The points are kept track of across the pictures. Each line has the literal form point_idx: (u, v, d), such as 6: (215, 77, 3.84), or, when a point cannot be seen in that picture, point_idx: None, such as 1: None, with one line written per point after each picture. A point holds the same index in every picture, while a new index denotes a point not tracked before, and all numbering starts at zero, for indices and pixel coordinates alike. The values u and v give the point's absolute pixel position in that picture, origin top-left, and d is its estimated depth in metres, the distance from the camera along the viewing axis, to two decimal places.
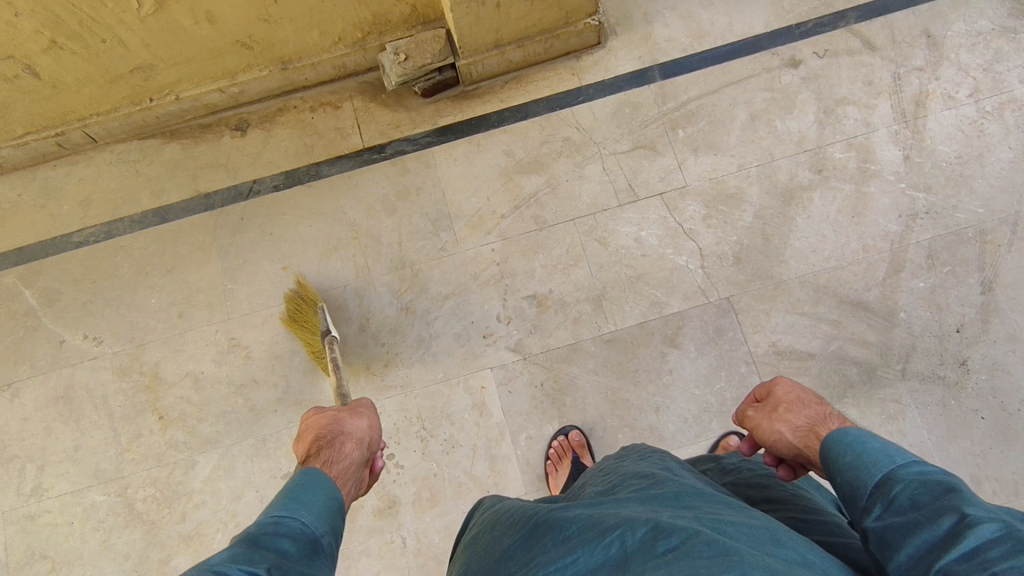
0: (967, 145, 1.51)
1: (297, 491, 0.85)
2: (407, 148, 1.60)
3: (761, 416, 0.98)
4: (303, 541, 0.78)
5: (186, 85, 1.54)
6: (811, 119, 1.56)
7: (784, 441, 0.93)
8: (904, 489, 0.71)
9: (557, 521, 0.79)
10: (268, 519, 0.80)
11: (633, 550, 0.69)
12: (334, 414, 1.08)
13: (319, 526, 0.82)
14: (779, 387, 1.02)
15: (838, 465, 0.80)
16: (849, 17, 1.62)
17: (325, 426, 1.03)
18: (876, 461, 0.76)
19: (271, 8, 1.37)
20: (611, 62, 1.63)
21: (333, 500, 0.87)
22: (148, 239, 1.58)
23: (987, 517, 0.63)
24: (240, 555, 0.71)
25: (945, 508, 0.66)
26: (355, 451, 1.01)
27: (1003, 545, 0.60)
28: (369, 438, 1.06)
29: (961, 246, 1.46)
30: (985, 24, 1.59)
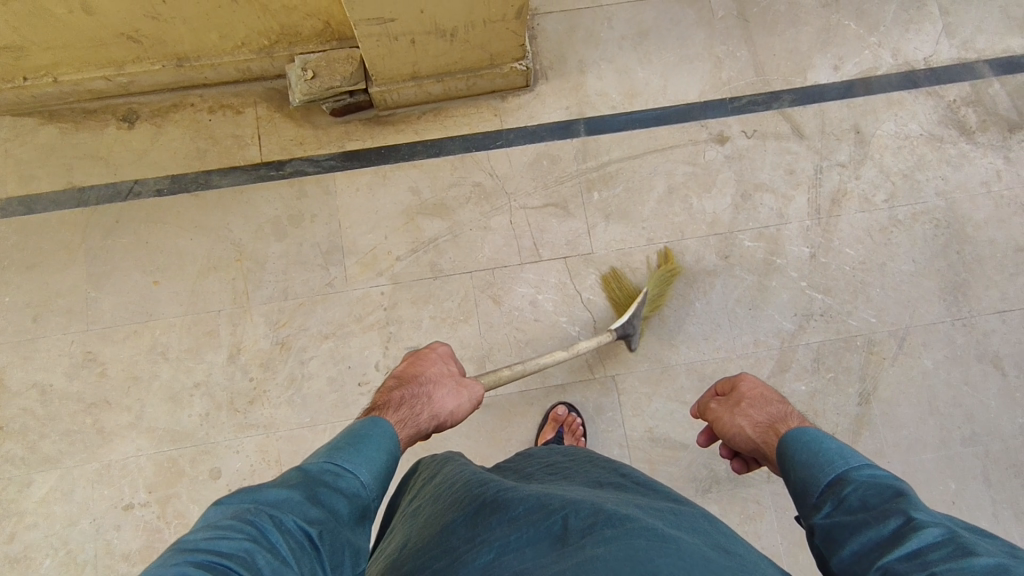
0: (874, 251, 1.51)
1: (362, 437, 0.84)
2: (308, 170, 1.50)
3: (724, 409, 1.01)
4: (354, 505, 0.76)
5: (65, 69, 1.39)
6: (727, 201, 1.53)
7: (742, 434, 0.96)
8: (855, 490, 0.75)
9: (505, 501, 0.77)
10: (331, 464, 0.78)
11: (574, 526, 0.70)
12: (439, 373, 1.09)
13: (372, 489, 0.79)
14: (744, 382, 1.03)
15: (793, 463, 0.83)
16: (783, 99, 1.57)
17: (418, 377, 1.06)
18: (831, 462, 0.79)
19: (158, 7, 1.24)
20: (537, 107, 1.55)
21: (389, 460, 0.84)
22: (11, 229, 1.45)
23: (931, 522, 0.66)
24: (294, 505, 0.70)
25: (893, 511, 0.69)
26: (428, 422, 1.00)
27: (944, 548, 0.63)
28: (450, 418, 1.05)
29: (848, 353, 1.46)
30: (915, 128, 1.57)
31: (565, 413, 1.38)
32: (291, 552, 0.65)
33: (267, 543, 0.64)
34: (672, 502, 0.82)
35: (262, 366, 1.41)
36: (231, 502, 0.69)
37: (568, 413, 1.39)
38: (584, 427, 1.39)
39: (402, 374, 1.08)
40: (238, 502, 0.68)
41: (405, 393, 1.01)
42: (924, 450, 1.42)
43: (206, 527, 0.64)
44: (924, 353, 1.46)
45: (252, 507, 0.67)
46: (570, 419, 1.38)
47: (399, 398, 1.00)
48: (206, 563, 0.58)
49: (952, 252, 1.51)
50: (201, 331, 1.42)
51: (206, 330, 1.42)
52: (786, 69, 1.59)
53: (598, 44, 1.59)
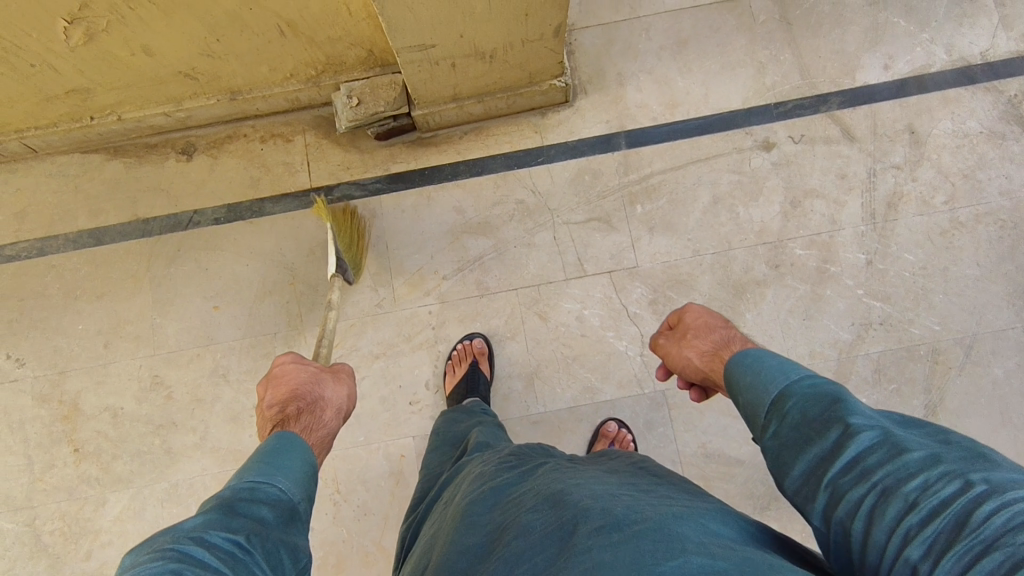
0: (934, 256, 1.45)
1: (272, 455, 0.93)
2: (355, 194, 1.54)
3: (672, 343, 1.10)
4: (280, 509, 0.86)
5: (129, 107, 1.47)
6: (776, 209, 1.49)
7: (691, 365, 1.05)
8: (795, 405, 0.78)
9: (520, 522, 0.80)
10: (247, 484, 0.87)
11: (582, 529, 0.73)
12: (315, 371, 1.14)
13: (295, 491, 0.90)
14: (688, 313, 1.12)
15: (743, 389, 0.88)
16: (832, 101, 1.53)
17: (303, 387, 1.09)
18: (774, 381, 0.83)
19: (213, 45, 1.30)
20: (578, 122, 1.56)
21: (307, 466, 0.95)
22: (81, 261, 1.54)
23: (867, 427, 0.69)
24: (213, 525, 0.77)
25: (833, 421, 0.72)
26: (333, 420, 1.09)
27: (880, 450, 0.66)
28: (346, 403, 1.15)
29: (910, 363, 1.41)
30: (974, 125, 1.50)
31: (616, 429, 1.37)
32: (218, 560, 0.72)
33: (194, 555, 0.71)
34: (689, 496, 0.84)
35: None
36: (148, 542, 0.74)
37: (620, 429, 1.38)
38: (635, 443, 1.39)
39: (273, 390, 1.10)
40: (156, 538, 0.74)
41: (301, 406, 1.06)
42: None
43: (129, 567, 0.69)
44: (993, 361, 1.40)
45: (171, 537, 0.74)
46: (621, 436, 1.37)
47: (297, 413, 1.04)
48: None
49: (1020, 254, 1.44)
50: (259, 354, 1.47)
51: (263, 353, 1.47)
52: (834, 70, 1.55)
53: (637, 56, 1.58)
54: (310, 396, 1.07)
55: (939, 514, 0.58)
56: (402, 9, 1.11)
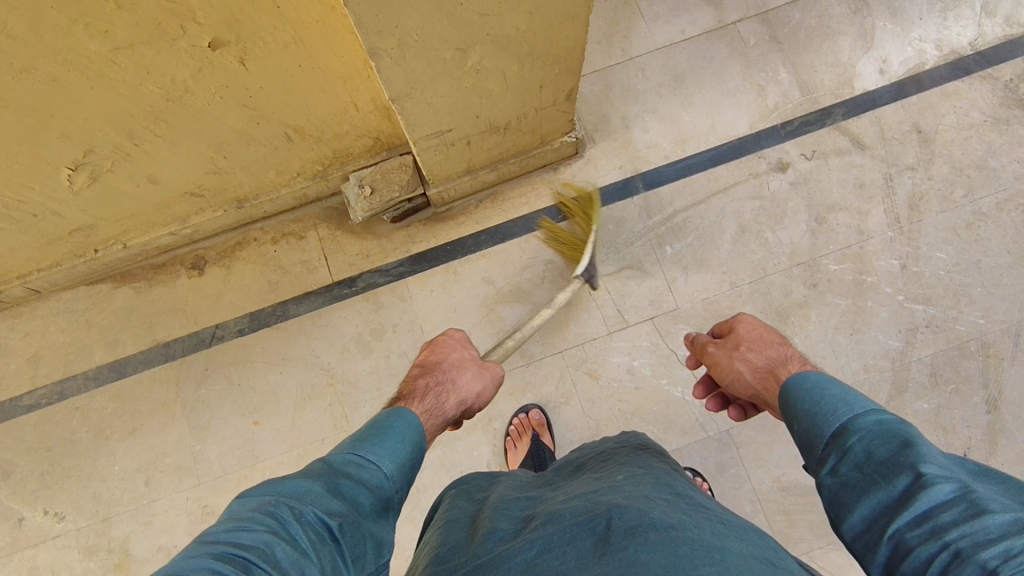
0: (965, 250, 1.47)
1: (387, 425, 0.89)
2: (379, 280, 1.51)
3: (723, 354, 1.03)
4: (376, 495, 0.79)
5: (134, 233, 1.41)
6: (803, 229, 1.50)
7: (740, 379, 0.99)
8: (859, 439, 0.74)
9: (552, 512, 0.80)
10: (354, 456, 0.82)
11: (617, 526, 0.72)
12: (461, 357, 1.15)
13: (395, 479, 0.83)
14: (742, 324, 1.07)
15: (796, 413, 0.83)
16: (835, 113, 1.55)
17: (440, 369, 1.09)
18: (834, 410, 0.78)
19: (220, 161, 1.26)
20: (591, 172, 1.55)
21: (414, 449, 0.89)
22: (106, 397, 1.47)
23: (941, 477, 0.65)
24: (315, 499, 0.73)
25: (903, 467, 0.67)
26: (455, 407, 1.05)
27: (957, 507, 0.62)
28: (475, 400, 1.11)
29: (963, 361, 1.42)
30: (977, 115, 1.53)
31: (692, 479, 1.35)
32: (306, 542, 0.66)
33: (286, 528, 0.66)
34: (723, 508, 0.82)
35: None
36: (254, 494, 0.72)
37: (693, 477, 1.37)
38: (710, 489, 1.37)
39: (425, 364, 1.13)
40: (259, 494, 0.72)
41: (430, 380, 1.07)
42: None
43: (229, 520, 0.68)
44: None
45: (273, 500, 0.71)
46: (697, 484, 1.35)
47: (425, 387, 1.05)
48: (222, 555, 0.61)
49: None
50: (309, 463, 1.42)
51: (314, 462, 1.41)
52: (831, 82, 1.57)
53: (637, 97, 1.58)
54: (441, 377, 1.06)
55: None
56: (421, 105, 1.08)
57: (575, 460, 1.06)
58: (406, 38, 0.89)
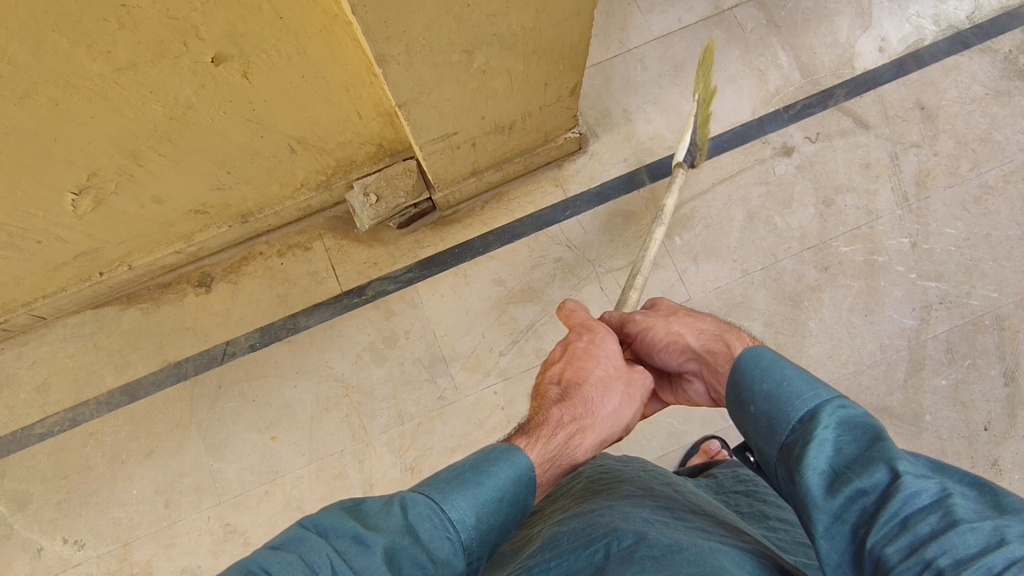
0: (974, 224, 1.46)
1: (484, 470, 0.70)
2: (389, 287, 1.50)
3: (657, 318, 0.95)
4: (448, 575, 0.62)
5: (139, 254, 1.40)
6: (811, 212, 1.49)
7: (681, 342, 0.91)
8: (826, 430, 0.63)
9: (550, 536, 0.82)
10: (435, 508, 0.65)
11: (614, 553, 0.72)
12: (607, 375, 0.90)
13: (472, 551, 0.66)
14: (663, 303, 1.01)
15: (755, 395, 0.73)
16: (837, 94, 1.54)
17: (572, 392, 0.87)
18: (797, 395, 0.69)
19: (224, 178, 1.24)
20: (596, 166, 1.54)
21: (508, 510, 0.70)
22: (119, 421, 1.45)
23: (916, 477, 0.56)
24: (362, 567, 0.58)
25: (875, 463, 0.57)
26: (593, 447, 0.83)
27: (933, 515, 0.53)
28: (619, 433, 0.88)
29: (979, 335, 1.41)
30: (979, 88, 1.53)
31: (717, 448, 1.36)
32: None
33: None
34: (718, 526, 0.81)
35: None
36: (307, 530, 0.62)
37: (720, 450, 1.37)
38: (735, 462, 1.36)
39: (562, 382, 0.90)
40: (308, 537, 0.61)
41: (566, 413, 0.84)
42: None
43: (274, 558, 0.58)
44: None
45: (323, 555, 0.59)
46: (722, 455, 1.35)
47: (557, 421, 0.82)
48: None
49: None
50: (329, 476, 1.40)
51: (334, 474, 1.40)
52: (831, 63, 1.56)
53: (637, 89, 1.57)
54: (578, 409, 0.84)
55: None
56: (428, 109, 1.07)
57: (575, 475, 1.04)
58: (413, 43, 0.88)
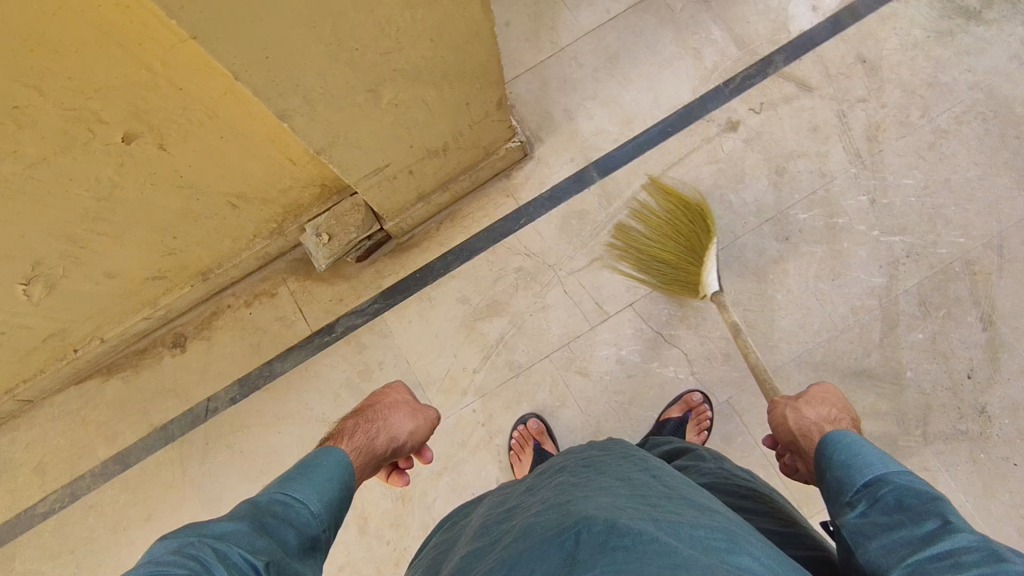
0: (932, 171, 1.44)
1: (308, 466, 0.90)
2: (357, 321, 1.51)
3: (786, 402, 1.10)
4: (303, 533, 0.80)
5: (108, 326, 1.42)
6: (765, 184, 1.48)
7: (786, 424, 1.05)
8: (888, 491, 0.77)
9: (523, 527, 0.80)
10: (282, 496, 0.83)
11: (585, 540, 0.70)
12: (396, 400, 1.20)
13: (323, 519, 0.84)
14: (818, 389, 1.14)
15: (830, 464, 0.86)
16: (776, 61, 1.52)
17: (372, 402, 1.18)
18: (867, 463, 0.82)
19: (171, 242, 1.26)
20: (544, 171, 1.53)
21: (343, 490, 0.90)
22: (116, 490, 1.48)
23: (966, 528, 0.69)
24: (242, 537, 0.72)
25: (930, 514, 0.71)
26: (387, 443, 1.07)
27: (978, 551, 0.65)
28: (410, 438, 1.13)
29: (951, 283, 1.39)
30: (919, 32, 1.50)
31: (700, 400, 1.38)
32: None
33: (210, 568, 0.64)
34: (694, 511, 0.81)
35: (394, 526, 1.41)
36: (175, 538, 0.69)
37: (702, 401, 1.38)
38: (711, 423, 1.39)
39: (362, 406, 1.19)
40: (182, 536, 0.69)
41: (361, 419, 1.11)
42: None
43: (147, 563, 0.64)
44: None
45: (200, 540, 0.69)
46: (701, 408, 1.38)
47: (354, 425, 1.08)
48: None
49: (1012, 140, 1.44)
50: None
51: None
52: (766, 31, 1.54)
53: (575, 86, 1.56)
54: (375, 413, 1.12)
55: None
56: (349, 149, 1.07)
57: (553, 467, 1.05)
58: (310, 93, 0.88)
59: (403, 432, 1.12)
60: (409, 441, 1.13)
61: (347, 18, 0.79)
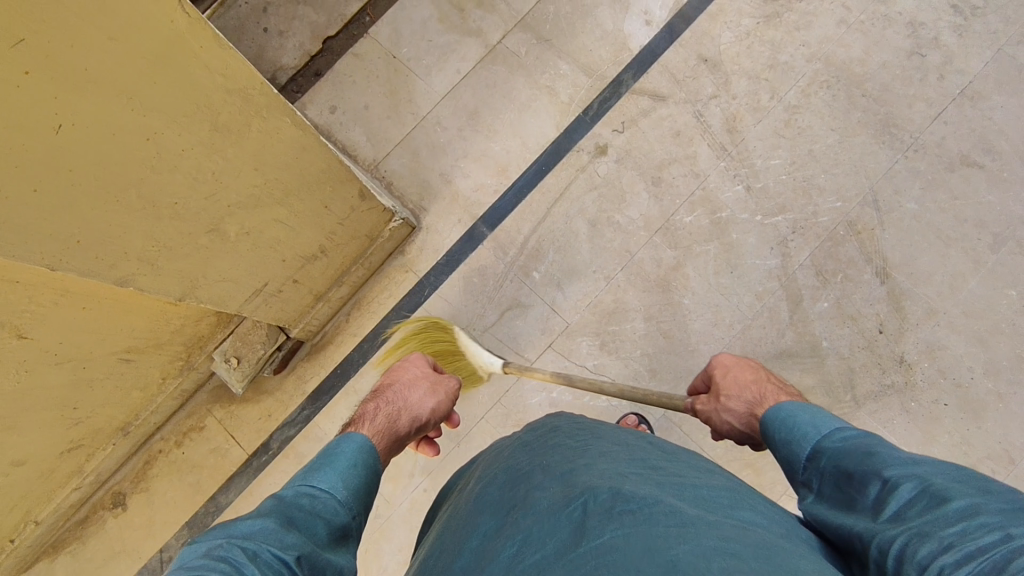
0: (794, 147, 1.50)
1: (333, 452, 0.84)
2: (291, 432, 1.50)
3: (709, 405, 1.04)
4: (335, 523, 0.74)
5: (39, 507, 1.39)
6: (645, 198, 1.51)
7: (733, 429, 0.99)
8: (829, 460, 0.74)
9: (528, 499, 0.79)
10: (307, 487, 0.77)
11: (592, 511, 0.70)
12: (414, 378, 1.16)
13: (352, 506, 0.78)
14: (720, 368, 1.08)
15: (777, 442, 0.84)
16: (626, 80, 1.58)
17: (390, 381, 1.15)
18: (806, 434, 0.79)
19: (74, 412, 1.24)
20: (436, 238, 1.56)
21: (369, 473, 0.85)
22: None
23: (903, 474, 0.63)
24: (271, 534, 0.65)
25: (867, 473, 0.67)
26: (408, 424, 1.03)
27: (918, 501, 0.60)
28: (431, 416, 1.10)
29: (840, 247, 1.44)
30: (749, 20, 1.57)
31: (635, 420, 1.38)
32: None
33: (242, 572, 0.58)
34: (697, 474, 0.83)
35: None
36: (204, 540, 0.63)
37: (639, 422, 1.38)
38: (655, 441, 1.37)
39: (379, 387, 1.15)
40: (211, 538, 0.63)
41: (382, 401, 1.07)
42: (965, 282, 1.39)
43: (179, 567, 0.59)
44: (902, 200, 1.44)
45: (226, 541, 0.62)
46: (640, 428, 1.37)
47: (376, 408, 1.04)
48: None
49: (859, 99, 1.50)
50: None
51: None
52: (608, 55, 1.60)
53: (445, 150, 1.60)
54: (391, 395, 1.08)
55: (978, 558, 0.51)
56: (217, 285, 1.08)
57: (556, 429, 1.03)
58: (145, 254, 0.89)
59: (424, 408, 1.09)
60: (429, 418, 1.10)
61: (176, 96, 0.76)
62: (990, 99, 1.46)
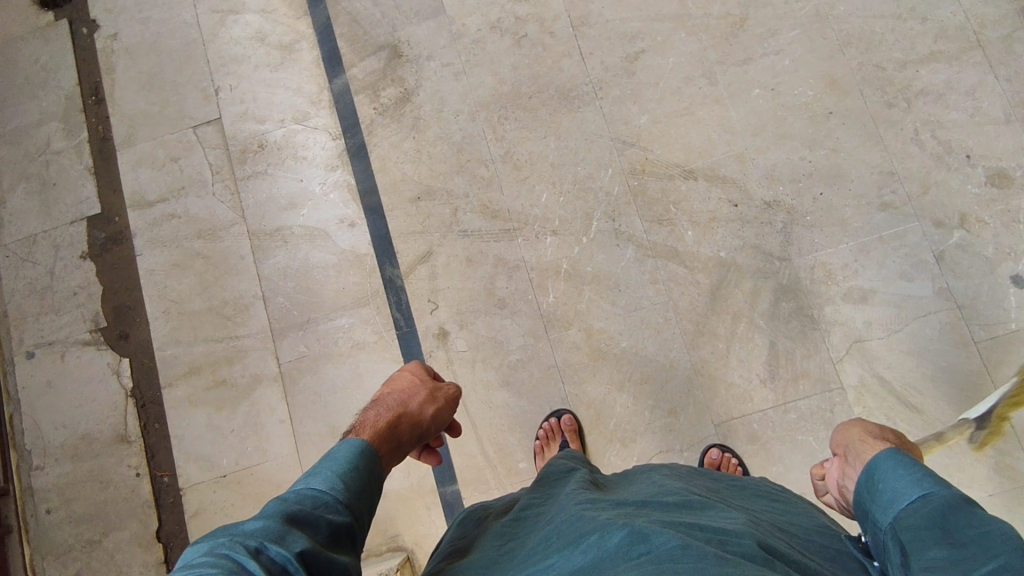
0: (540, 175, 1.53)
1: (332, 455, 0.75)
2: None
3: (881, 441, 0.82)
4: (336, 527, 0.66)
5: None
6: (509, 323, 1.48)
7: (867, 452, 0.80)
8: (934, 498, 0.65)
9: (542, 537, 0.72)
10: (307, 487, 0.69)
11: (608, 544, 0.63)
12: (412, 381, 0.95)
13: (355, 507, 0.70)
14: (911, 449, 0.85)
15: (875, 472, 0.73)
16: (391, 275, 1.53)
17: (387, 389, 0.93)
18: (917, 472, 0.69)
19: None
20: (431, 540, 1.40)
21: (369, 481, 0.74)
22: None
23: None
24: (274, 534, 0.61)
25: (994, 531, 0.59)
26: (406, 439, 0.85)
27: None
28: (432, 427, 0.91)
29: (647, 192, 1.50)
30: (406, 143, 1.58)
31: (719, 453, 1.33)
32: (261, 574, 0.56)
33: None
34: (710, 510, 0.73)
35: None
36: (206, 538, 0.61)
37: (721, 451, 1.34)
38: (740, 459, 1.34)
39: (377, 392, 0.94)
40: (211, 538, 0.60)
41: (379, 411, 0.87)
42: (729, 119, 1.51)
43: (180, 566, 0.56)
44: (635, 123, 1.53)
45: (229, 539, 0.59)
46: (723, 457, 1.33)
47: (373, 421, 0.84)
48: None
49: (531, 102, 1.57)
50: None
51: None
52: (358, 276, 1.53)
53: None
54: (388, 402, 0.88)
55: None
56: None
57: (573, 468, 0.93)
58: None
59: (426, 417, 0.89)
60: (430, 426, 0.90)
61: None
62: (593, 11, 1.60)
